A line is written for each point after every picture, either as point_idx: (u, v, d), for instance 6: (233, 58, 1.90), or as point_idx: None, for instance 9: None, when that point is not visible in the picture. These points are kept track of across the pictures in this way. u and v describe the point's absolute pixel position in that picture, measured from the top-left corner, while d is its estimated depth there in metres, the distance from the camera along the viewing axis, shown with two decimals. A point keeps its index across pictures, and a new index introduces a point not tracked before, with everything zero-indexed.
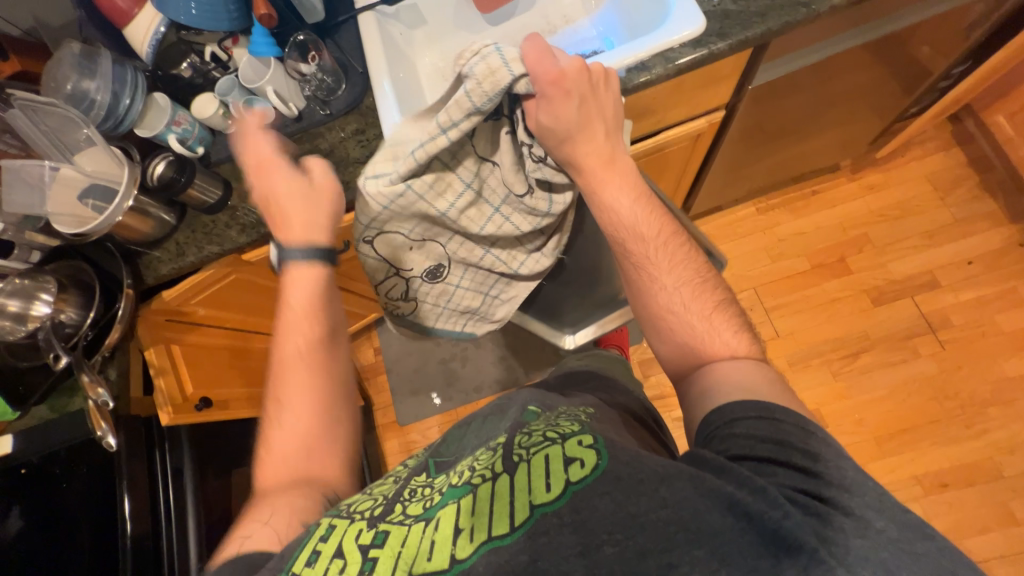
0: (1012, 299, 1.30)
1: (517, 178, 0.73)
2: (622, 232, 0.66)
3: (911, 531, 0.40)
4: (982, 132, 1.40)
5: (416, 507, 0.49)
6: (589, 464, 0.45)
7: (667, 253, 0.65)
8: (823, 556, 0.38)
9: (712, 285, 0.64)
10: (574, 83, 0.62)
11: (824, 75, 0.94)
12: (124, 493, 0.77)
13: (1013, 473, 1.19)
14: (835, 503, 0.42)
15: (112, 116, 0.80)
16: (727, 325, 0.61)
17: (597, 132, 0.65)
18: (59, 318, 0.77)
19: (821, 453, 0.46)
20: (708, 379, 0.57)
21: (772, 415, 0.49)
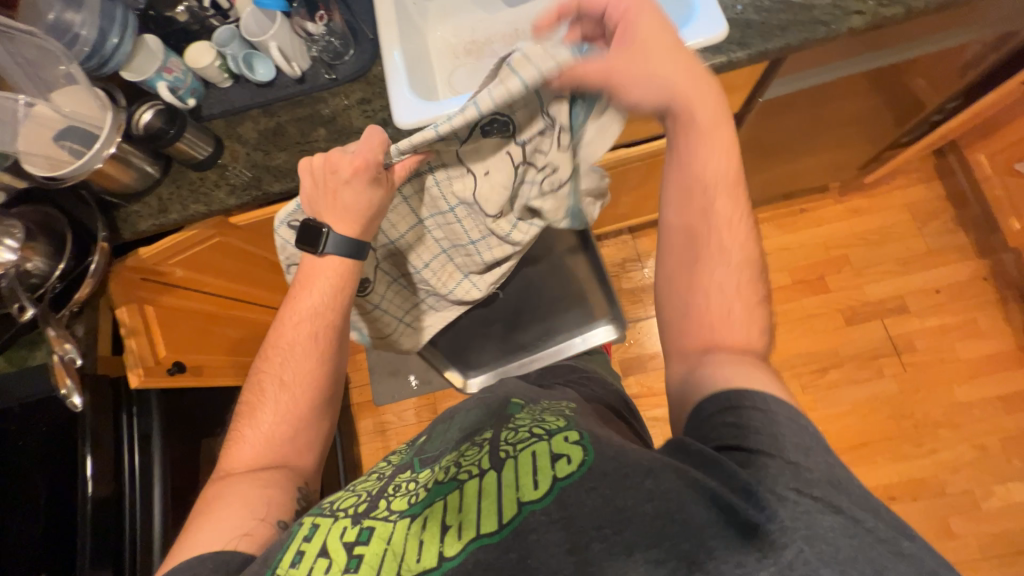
0: (972, 329, 1.38)
1: (493, 199, 0.67)
2: (700, 188, 0.60)
3: (900, 532, 0.39)
4: (962, 168, 1.46)
5: (400, 502, 0.49)
6: (576, 460, 0.46)
7: (736, 231, 0.59)
8: (808, 555, 0.37)
9: (761, 284, 0.59)
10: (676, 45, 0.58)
11: (829, 97, 0.95)
12: (87, 454, 0.73)
13: (954, 491, 1.28)
14: (826, 501, 0.40)
15: (97, 54, 0.75)
16: (756, 321, 0.57)
17: (703, 89, 0.58)
18: (25, 266, 0.71)
19: (813, 446, 0.43)
20: (715, 362, 0.53)
21: (766, 407, 0.46)
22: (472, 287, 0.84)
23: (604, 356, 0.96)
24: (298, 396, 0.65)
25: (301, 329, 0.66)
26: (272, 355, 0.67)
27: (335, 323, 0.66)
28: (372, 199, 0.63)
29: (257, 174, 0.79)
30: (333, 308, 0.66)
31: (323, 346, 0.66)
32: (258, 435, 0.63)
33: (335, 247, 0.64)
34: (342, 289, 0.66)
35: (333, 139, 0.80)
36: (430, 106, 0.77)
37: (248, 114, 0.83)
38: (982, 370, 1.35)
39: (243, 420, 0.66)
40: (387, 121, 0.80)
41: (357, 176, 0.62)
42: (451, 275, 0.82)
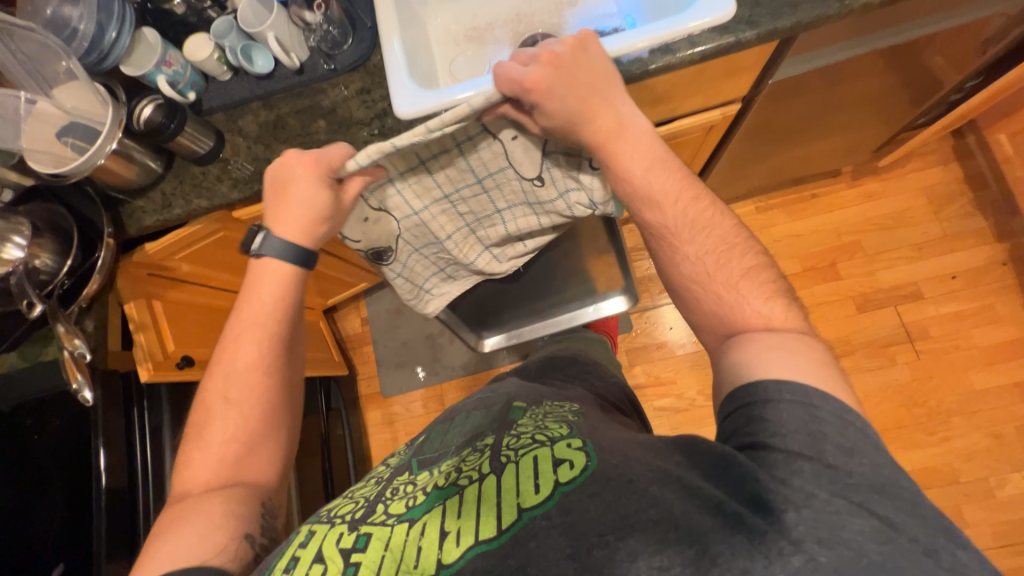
0: (989, 316, 1.34)
1: (529, 160, 0.69)
2: (636, 204, 0.60)
3: (930, 530, 0.38)
4: (982, 149, 1.41)
5: (398, 505, 0.49)
6: (578, 465, 0.46)
7: (691, 218, 0.58)
8: (820, 558, 0.36)
9: (743, 249, 0.57)
10: (570, 63, 0.58)
11: (840, 78, 0.92)
12: (100, 450, 0.75)
13: (967, 479, 1.26)
14: (862, 505, 0.38)
15: (96, 48, 0.75)
16: (757, 291, 0.54)
17: (599, 104, 0.58)
18: (33, 263, 0.72)
19: (860, 447, 0.42)
20: (746, 352, 0.50)
21: (808, 399, 0.44)
22: (494, 258, 0.87)
23: (603, 342, 0.99)
24: (246, 409, 0.62)
25: (251, 335, 0.64)
26: (218, 370, 0.64)
27: (279, 329, 0.64)
28: (320, 203, 0.62)
29: (258, 168, 0.79)
30: (276, 315, 0.64)
31: (269, 354, 0.64)
32: (210, 454, 0.60)
33: (275, 248, 0.64)
34: (286, 291, 0.65)
35: (333, 131, 0.79)
36: (430, 95, 0.76)
37: (248, 107, 0.82)
38: (1000, 357, 1.32)
39: (190, 441, 0.63)
40: (388, 111, 0.79)
41: (306, 182, 0.62)
42: (474, 249, 0.83)
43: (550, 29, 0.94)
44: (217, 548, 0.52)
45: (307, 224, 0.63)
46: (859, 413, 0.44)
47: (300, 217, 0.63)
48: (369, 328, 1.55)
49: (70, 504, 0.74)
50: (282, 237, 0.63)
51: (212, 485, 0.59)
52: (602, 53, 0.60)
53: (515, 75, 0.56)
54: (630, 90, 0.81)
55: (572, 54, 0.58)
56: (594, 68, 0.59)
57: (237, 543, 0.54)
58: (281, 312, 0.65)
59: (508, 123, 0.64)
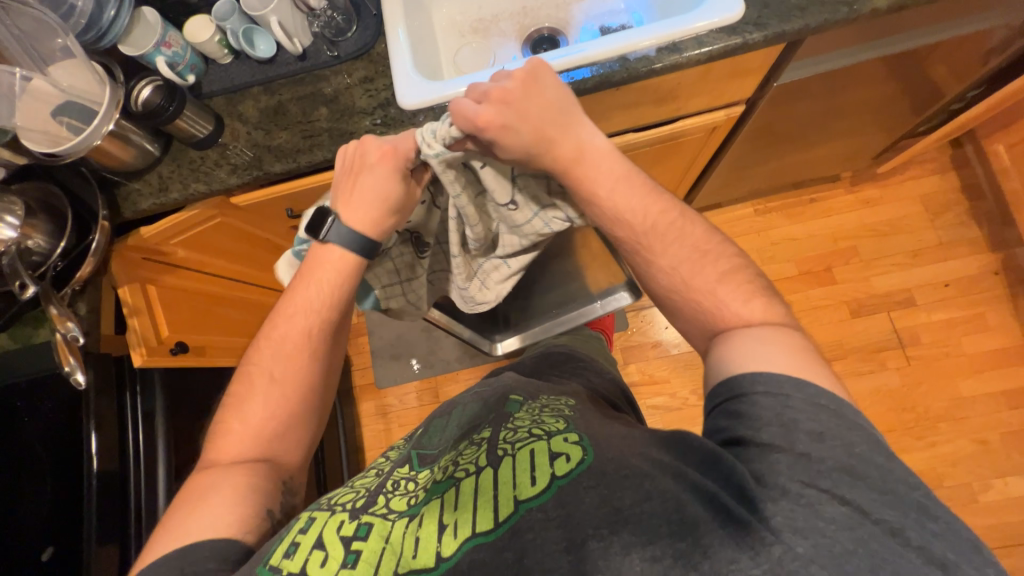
0: (979, 324, 1.36)
1: (500, 186, 0.66)
2: (607, 223, 0.60)
3: (906, 515, 0.38)
4: (980, 159, 1.42)
5: (399, 501, 0.49)
6: (574, 458, 0.46)
7: (662, 233, 0.59)
8: (799, 549, 0.36)
9: (716, 254, 0.58)
10: (521, 93, 0.57)
11: (842, 83, 0.93)
12: (91, 431, 0.75)
13: (952, 484, 1.28)
14: (833, 492, 0.39)
15: (94, 27, 0.74)
16: (737, 293, 0.55)
17: (557, 131, 0.58)
18: (26, 244, 0.70)
19: (832, 431, 0.42)
20: (732, 346, 0.51)
21: (779, 390, 0.45)
22: (483, 287, 0.83)
23: (599, 339, 0.99)
24: (289, 392, 0.62)
25: (302, 316, 0.64)
26: (265, 349, 0.64)
27: (331, 319, 0.64)
28: (389, 193, 0.62)
29: (258, 153, 0.78)
30: (329, 303, 0.64)
31: (319, 341, 0.64)
32: (246, 430, 0.60)
33: (340, 234, 0.63)
34: (341, 281, 0.64)
35: (335, 118, 0.78)
36: (434, 86, 0.75)
37: (249, 91, 0.81)
38: (988, 365, 1.34)
39: (228, 412, 0.63)
40: (391, 101, 0.78)
41: (381, 171, 0.62)
42: (466, 275, 0.81)
43: (557, 23, 0.95)
44: (242, 520, 0.52)
45: (375, 213, 0.63)
46: (828, 389, 0.45)
47: (369, 205, 0.63)
48: (364, 318, 1.55)
49: (58, 487, 0.73)
50: (348, 223, 0.63)
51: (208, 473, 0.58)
52: (554, 82, 0.59)
53: (468, 112, 0.55)
54: (635, 89, 0.80)
55: (522, 87, 0.58)
56: (547, 98, 0.58)
57: (261, 518, 0.54)
58: (333, 297, 0.64)
59: (475, 155, 0.62)
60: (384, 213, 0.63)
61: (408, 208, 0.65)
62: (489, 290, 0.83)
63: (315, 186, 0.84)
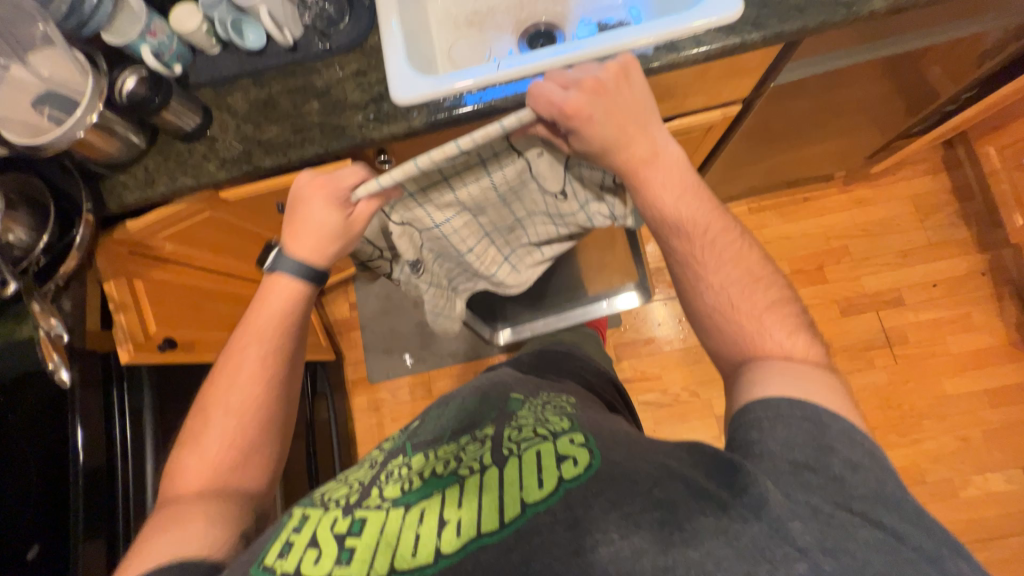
0: (964, 323, 1.39)
1: (554, 174, 0.70)
2: (662, 231, 0.61)
3: (923, 531, 0.40)
4: (970, 160, 1.43)
5: (393, 489, 0.49)
6: (582, 462, 0.47)
7: (715, 249, 0.59)
8: (826, 566, 0.37)
9: (768, 281, 0.58)
10: (611, 91, 0.59)
11: (840, 83, 0.92)
12: (77, 425, 0.73)
13: (933, 480, 1.31)
14: (865, 516, 0.40)
15: (76, 14, 0.70)
16: (781, 324, 0.55)
17: (632, 131, 0.59)
18: (7, 238, 0.69)
19: (865, 464, 0.43)
20: (760, 372, 0.51)
21: (819, 419, 0.45)
22: (514, 269, 0.89)
23: (595, 335, 0.99)
24: (246, 419, 0.61)
25: (257, 344, 0.64)
26: (220, 386, 0.63)
27: (286, 345, 0.66)
28: (332, 226, 0.64)
29: (248, 147, 0.76)
30: (282, 331, 0.65)
31: (273, 369, 0.64)
32: (206, 460, 0.60)
33: (291, 266, 0.65)
34: (297, 304, 0.67)
35: (327, 113, 0.76)
36: (429, 81, 0.74)
37: (238, 83, 0.79)
38: (971, 364, 1.36)
39: (184, 450, 0.62)
40: (383, 96, 0.76)
41: (319, 205, 0.64)
42: (495, 262, 0.85)
43: (553, 17, 0.94)
44: (214, 538, 0.52)
45: (317, 244, 0.65)
46: (864, 433, 0.46)
47: (311, 238, 0.65)
48: (357, 313, 1.54)
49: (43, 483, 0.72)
50: (293, 256, 0.65)
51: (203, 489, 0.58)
52: (642, 83, 0.61)
53: (555, 97, 0.57)
54: None
55: (613, 81, 0.59)
56: (634, 97, 0.59)
57: (235, 535, 0.54)
58: (287, 326, 0.66)
59: (536, 140, 0.66)
60: (328, 247, 0.65)
61: (354, 233, 0.66)
62: (518, 269, 0.89)
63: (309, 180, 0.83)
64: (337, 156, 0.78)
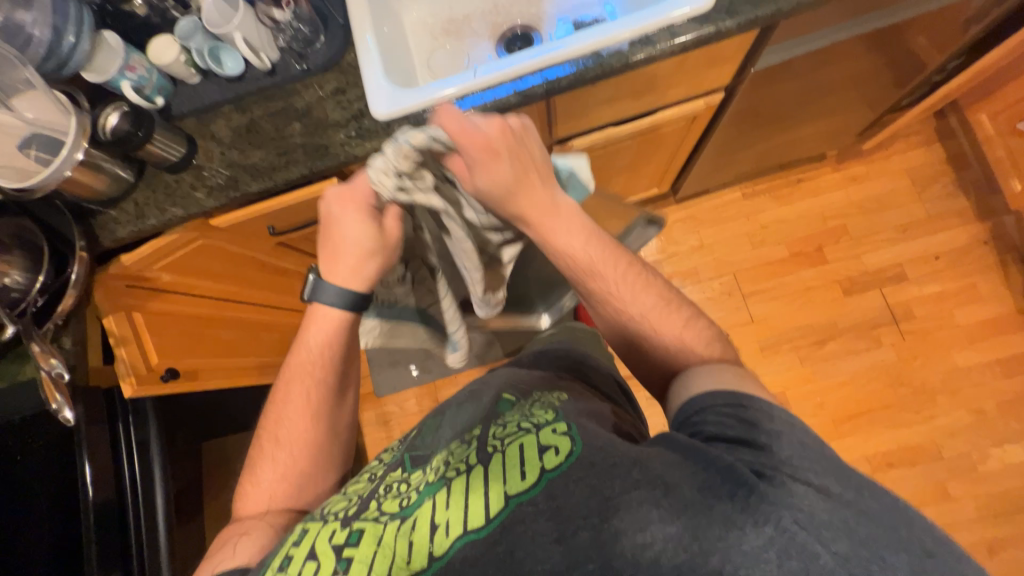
0: (971, 294, 1.37)
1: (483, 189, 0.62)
2: (577, 274, 0.61)
3: (861, 492, 0.41)
4: (963, 130, 1.42)
5: (392, 503, 0.49)
6: (563, 451, 0.46)
7: (628, 284, 0.60)
8: (787, 521, 0.38)
9: (677, 304, 0.61)
10: (503, 144, 0.55)
11: (822, 63, 0.92)
12: (84, 460, 0.75)
13: (951, 455, 1.29)
14: (798, 475, 0.42)
15: (54, 55, 0.72)
16: (699, 338, 0.58)
17: (531, 184, 0.57)
18: (3, 281, 0.70)
19: (792, 432, 0.45)
20: (685, 378, 0.55)
21: (738, 401, 0.48)
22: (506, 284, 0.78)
23: (593, 333, 0.97)
24: (296, 453, 0.64)
25: (303, 378, 0.65)
26: (273, 416, 0.66)
27: (330, 381, 0.65)
28: (365, 237, 0.60)
29: (234, 174, 0.77)
30: (324, 367, 0.64)
31: (318, 405, 0.65)
32: (263, 490, 0.63)
33: (334, 292, 0.62)
34: (338, 341, 0.64)
35: (309, 134, 0.76)
36: (407, 94, 0.74)
37: (220, 110, 0.79)
38: (980, 336, 1.34)
39: (246, 475, 0.66)
40: (364, 112, 0.76)
41: (354, 216, 0.59)
42: (496, 281, 0.76)
43: (529, 19, 0.94)
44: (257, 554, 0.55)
45: (354, 261, 0.61)
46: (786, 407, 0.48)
47: (348, 255, 0.61)
48: None
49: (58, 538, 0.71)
50: (337, 280, 0.61)
51: (252, 513, 0.62)
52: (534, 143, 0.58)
53: (465, 126, 0.53)
54: (612, 83, 0.79)
55: (508, 136, 0.55)
56: (534, 150, 0.58)
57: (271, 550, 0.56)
58: (330, 365, 0.64)
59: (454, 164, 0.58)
60: (371, 263, 0.61)
61: (390, 242, 0.61)
62: (501, 285, 0.78)
63: (298, 201, 0.83)
64: (322, 175, 0.78)
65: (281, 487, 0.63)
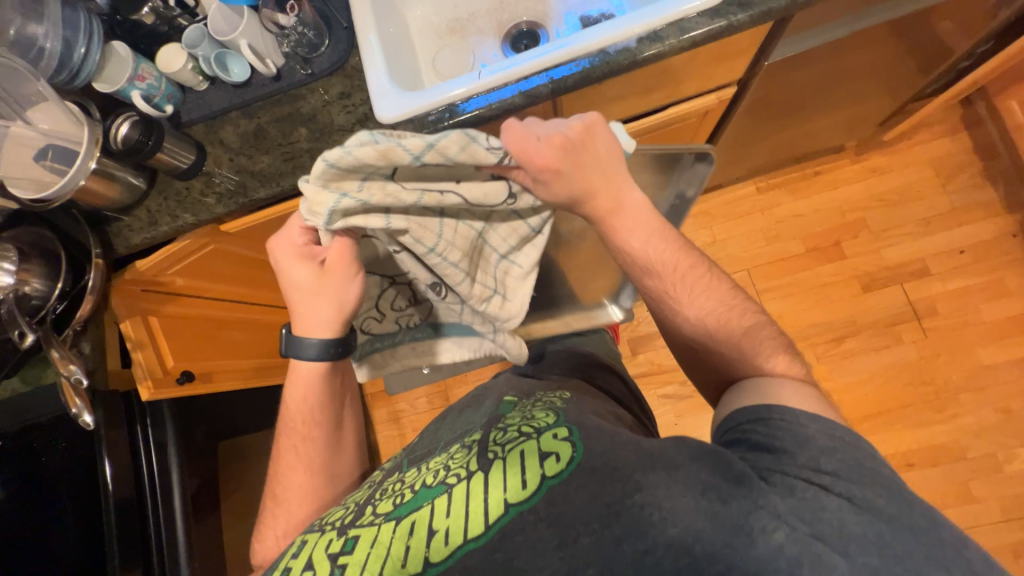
0: (997, 290, 1.32)
1: (480, 193, 0.57)
2: (636, 273, 0.61)
3: (906, 508, 0.40)
4: (991, 117, 1.36)
5: (386, 504, 0.49)
6: (564, 457, 0.46)
7: (688, 286, 0.59)
8: (803, 533, 0.39)
9: (746, 310, 0.59)
10: (564, 156, 0.54)
11: (840, 54, 0.89)
12: (104, 458, 0.77)
13: (975, 455, 1.25)
14: (831, 487, 0.42)
15: (66, 67, 0.73)
16: (762, 349, 0.56)
17: (596, 184, 0.57)
18: (23, 290, 0.71)
19: (840, 448, 0.44)
20: (735, 387, 0.54)
21: (795, 420, 0.46)
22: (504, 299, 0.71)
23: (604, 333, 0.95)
24: (297, 502, 0.66)
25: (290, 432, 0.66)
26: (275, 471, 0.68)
27: (317, 434, 0.66)
28: (313, 276, 0.59)
29: (242, 180, 0.77)
30: (305, 418, 0.66)
31: (310, 454, 0.67)
32: (273, 542, 0.65)
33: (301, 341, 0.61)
34: (312, 393, 0.65)
35: (315, 139, 0.77)
36: (412, 96, 0.74)
37: (228, 117, 0.80)
38: (1007, 332, 1.29)
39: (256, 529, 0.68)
40: (369, 116, 0.76)
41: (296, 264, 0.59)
42: (483, 297, 0.68)
43: (535, 16, 0.93)
44: None
45: (311, 303, 0.60)
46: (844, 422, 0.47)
47: (304, 301, 0.60)
48: None
49: (86, 540, 0.75)
50: (304, 328, 0.61)
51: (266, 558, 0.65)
52: (608, 137, 0.57)
53: (528, 147, 0.53)
54: (620, 81, 0.78)
55: (565, 143, 0.54)
56: (602, 152, 0.56)
57: None
58: (312, 414, 0.65)
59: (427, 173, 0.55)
60: (326, 301, 0.60)
61: (335, 273, 0.59)
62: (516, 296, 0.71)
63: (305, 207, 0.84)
64: None
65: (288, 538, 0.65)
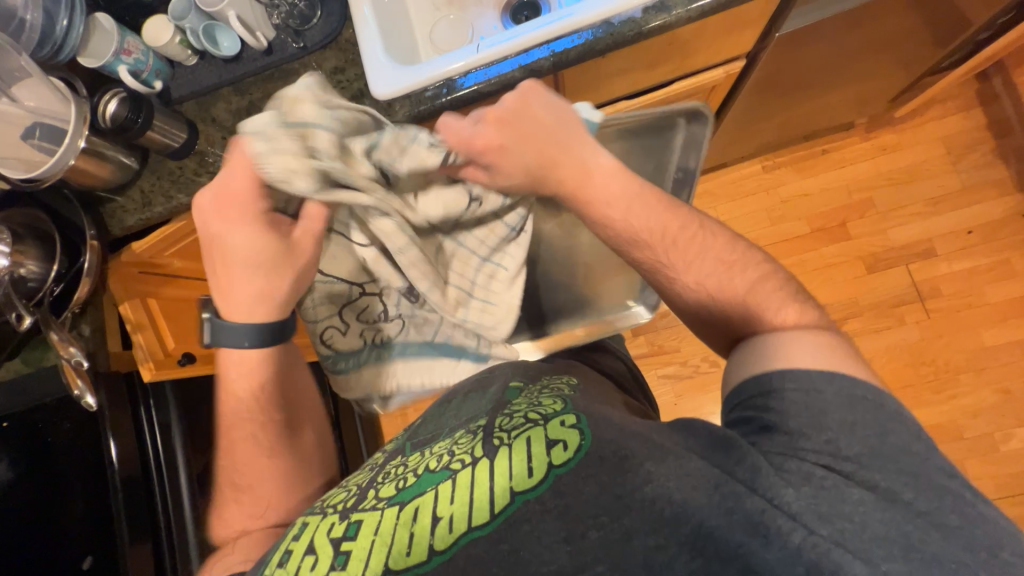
0: (1003, 271, 1.30)
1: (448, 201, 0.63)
2: (624, 244, 0.61)
3: (934, 497, 0.42)
4: (1007, 91, 1.32)
5: (389, 489, 0.50)
6: (572, 446, 0.46)
7: (683, 250, 0.58)
8: (824, 532, 0.40)
9: (750, 262, 0.58)
10: (504, 134, 0.58)
11: (855, 25, 0.85)
12: (109, 439, 0.78)
13: (973, 435, 1.26)
14: (856, 478, 0.43)
15: (49, 41, 0.71)
16: (774, 302, 0.54)
17: (553, 154, 0.60)
18: (19, 272, 0.71)
19: (863, 420, 0.45)
20: (747, 351, 0.53)
21: (812, 386, 0.47)
22: (487, 304, 0.73)
23: None
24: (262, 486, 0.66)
25: (240, 420, 0.65)
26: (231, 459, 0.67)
27: (275, 418, 0.66)
28: (245, 258, 0.57)
29: None
30: (257, 402, 0.65)
31: (270, 437, 0.66)
32: (241, 526, 0.65)
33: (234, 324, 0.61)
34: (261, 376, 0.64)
35: None
36: (407, 71, 0.71)
37: (219, 93, 0.77)
38: (1011, 313, 1.29)
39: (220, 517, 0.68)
40: (364, 92, 0.74)
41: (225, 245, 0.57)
42: (459, 302, 0.71)
43: None
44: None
45: (243, 284, 0.59)
46: (869, 383, 0.47)
47: (235, 283, 0.59)
48: None
49: (89, 515, 0.77)
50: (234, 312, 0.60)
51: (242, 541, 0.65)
52: (547, 102, 0.61)
53: (463, 135, 0.57)
54: (624, 54, 0.75)
55: (500, 122, 0.59)
56: (547, 120, 0.60)
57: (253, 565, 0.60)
58: (265, 398, 0.65)
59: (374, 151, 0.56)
60: (259, 285, 0.59)
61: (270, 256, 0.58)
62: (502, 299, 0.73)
63: None
64: None
65: (258, 520, 0.65)
